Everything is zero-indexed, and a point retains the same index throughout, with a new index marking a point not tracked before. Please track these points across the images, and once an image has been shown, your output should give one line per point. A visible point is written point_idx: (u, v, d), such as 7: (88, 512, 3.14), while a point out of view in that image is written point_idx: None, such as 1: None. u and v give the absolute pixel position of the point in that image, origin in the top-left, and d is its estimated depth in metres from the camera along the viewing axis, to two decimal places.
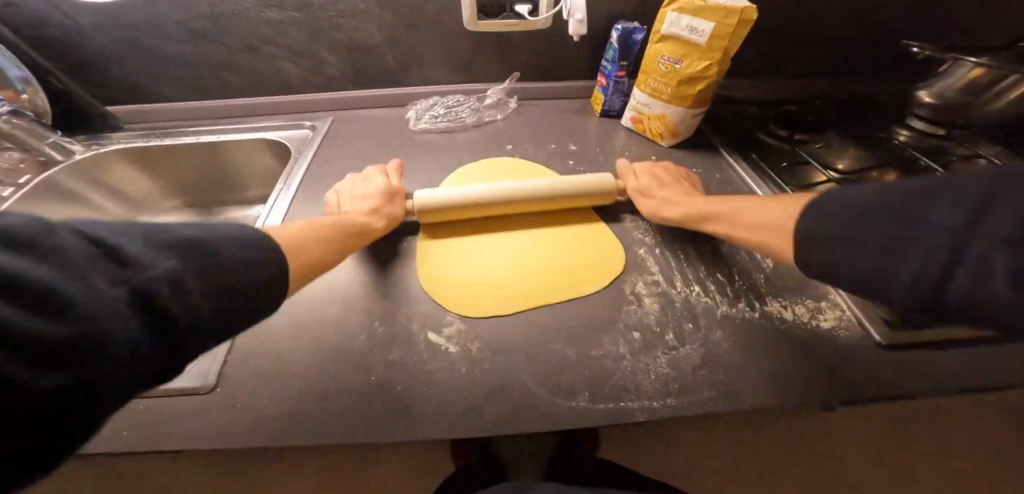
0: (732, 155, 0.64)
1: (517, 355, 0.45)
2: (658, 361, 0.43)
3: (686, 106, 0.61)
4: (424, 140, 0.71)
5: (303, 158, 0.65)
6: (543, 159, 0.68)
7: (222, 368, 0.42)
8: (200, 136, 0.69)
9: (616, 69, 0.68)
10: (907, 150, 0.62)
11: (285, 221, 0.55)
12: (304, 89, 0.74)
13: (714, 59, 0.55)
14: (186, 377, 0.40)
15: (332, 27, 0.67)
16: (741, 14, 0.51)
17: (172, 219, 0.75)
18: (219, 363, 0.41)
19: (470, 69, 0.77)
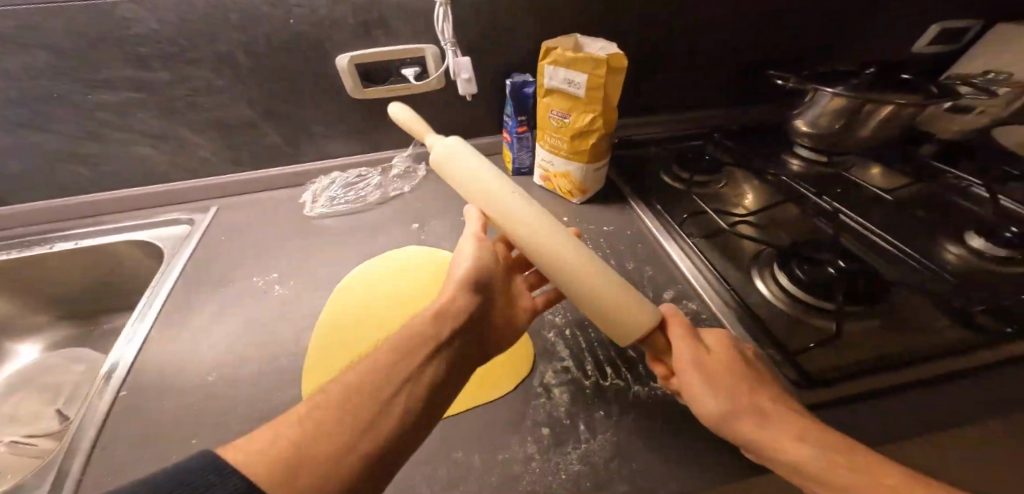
0: (639, 206, 0.63)
1: (406, 482, 0.38)
2: (569, 458, 0.38)
3: (586, 160, 0.59)
4: (322, 226, 0.66)
5: (175, 267, 0.59)
6: (450, 234, 0.66)
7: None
8: (53, 246, 0.61)
9: (516, 125, 0.66)
10: (796, 184, 0.64)
11: (148, 345, 0.49)
12: (179, 175, 0.67)
13: (596, 109, 0.52)
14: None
15: (186, 105, 0.59)
16: (609, 64, 0.48)
17: (40, 340, 0.66)
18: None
19: (369, 137, 0.73)
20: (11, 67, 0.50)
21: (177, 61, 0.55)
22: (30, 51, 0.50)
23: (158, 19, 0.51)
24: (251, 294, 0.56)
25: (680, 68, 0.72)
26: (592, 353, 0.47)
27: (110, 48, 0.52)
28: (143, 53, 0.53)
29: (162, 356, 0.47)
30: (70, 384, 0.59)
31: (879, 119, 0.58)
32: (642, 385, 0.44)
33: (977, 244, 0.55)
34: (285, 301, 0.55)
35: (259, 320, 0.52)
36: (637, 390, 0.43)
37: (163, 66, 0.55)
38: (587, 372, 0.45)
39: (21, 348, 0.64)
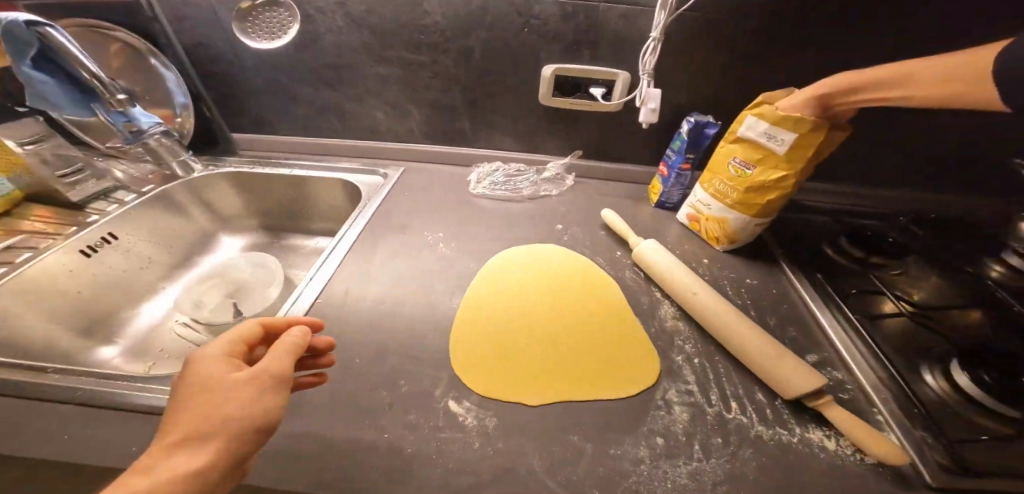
0: (794, 270, 0.60)
1: (531, 442, 0.44)
2: (677, 470, 0.40)
3: (750, 214, 0.59)
4: (479, 204, 0.76)
5: (369, 205, 0.73)
6: (591, 244, 0.68)
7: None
8: (292, 170, 0.80)
9: (680, 161, 0.68)
10: (1007, 291, 0.55)
11: (342, 262, 0.62)
12: (388, 137, 0.84)
13: (794, 169, 0.52)
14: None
15: (424, 86, 0.76)
16: (829, 130, 0.48)
17: (243, 237, 0.86)
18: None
19: (535, 141, 0.82)
20: (338, 41, 0.70)
21: (438, 51, 0.71)
22: (358, 32, 0.69)
23: (442, 17, 0.67)
24: (419, 247, 0.65)
25: (883, 138, 0.66)
26: (716, 387, 0.47)
27: (402, 37, 0.70)
28: (419, 43, 0.70)
29: (347, 277, 0.60)
30: (245, 284, 0.75)
31: None
32: (765, 426, 0.43)
33: None
34: (442, 263, 0.63)
35: (424, 272, 0.61)
36: (761, 430, 0.43)
37: (427, 53, 0.71)
38: (711, 400, 0.46)
39: (226, 239, 0.85)
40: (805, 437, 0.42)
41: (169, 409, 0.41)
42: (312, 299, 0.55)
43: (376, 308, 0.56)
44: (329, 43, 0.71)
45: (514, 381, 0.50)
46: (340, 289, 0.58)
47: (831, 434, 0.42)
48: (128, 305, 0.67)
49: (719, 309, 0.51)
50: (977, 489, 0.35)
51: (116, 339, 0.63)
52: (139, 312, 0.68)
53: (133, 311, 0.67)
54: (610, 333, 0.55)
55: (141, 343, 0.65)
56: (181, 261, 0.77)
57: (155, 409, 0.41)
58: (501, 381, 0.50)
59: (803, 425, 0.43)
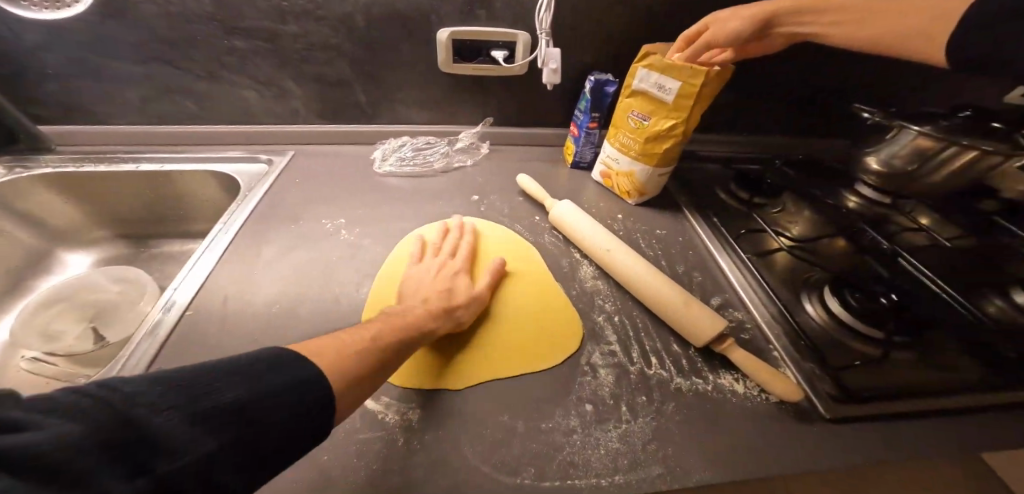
0: (694, 216, 0.64)
1: (461, 427, 0.42)
2: (609, 436, 0.41)
3: (652, 164, 0.61)
4: (386, 185, 0.68)
5: (254, 195, 0.62)
6: (510, 212, 0.67)
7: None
8: (140, 165, 0.64)
9: (587, 121, 0.69)
10: (856, 219, 0.64)
11: (220, 266, 0.52)
12: (266, 119, 0.71)
13: (681, 117, 0.54)
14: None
15: (302, 59, 0.65)
16: (707, 74, 0.50)
17: (93, 253, 0.67)
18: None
19: (442, 111, 0.77)
20: (176, 10, 0.57)
21: (310, 18, 0.61)
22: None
23: None
24: (318, 234, 0.57)
25: (757, 90, 0.73)
26: (639, 346, 0.49)
27: (262, 2, 0.58)
28: (285, 8, 0.59)
29: (227, 283, 0.50)
30: (115, 302, 0.61)
31: (952, 168, 0.58)
32: (683, 378, 0.46)
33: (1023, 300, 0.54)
34: (348, 250, 0.56)
35: (327, 264, 0.54)
36: (679, 382, 0.45)
37: (297, 22, 0.61)
38: (633, 359, 0.48)
39: (71, 257, 0.66)
40: (717, 384, 0.45)
41: None
42: (182, 308, 0.46)
43: (270, 312, 0.47)
44: (163, 11, 0.57)
45: (438, 368, 0.47)
46: (219, 298, 0.48)
47: (739, 377, 0.46)
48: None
49: (634, 266, 0.52)
50: (851, 415, 0.40)
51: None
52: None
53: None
54: (538, 298, 0.54)
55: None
56: (9, 288, 0.59)
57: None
58: (422, 371, 0.46)
59: (715, 372, 0.46)
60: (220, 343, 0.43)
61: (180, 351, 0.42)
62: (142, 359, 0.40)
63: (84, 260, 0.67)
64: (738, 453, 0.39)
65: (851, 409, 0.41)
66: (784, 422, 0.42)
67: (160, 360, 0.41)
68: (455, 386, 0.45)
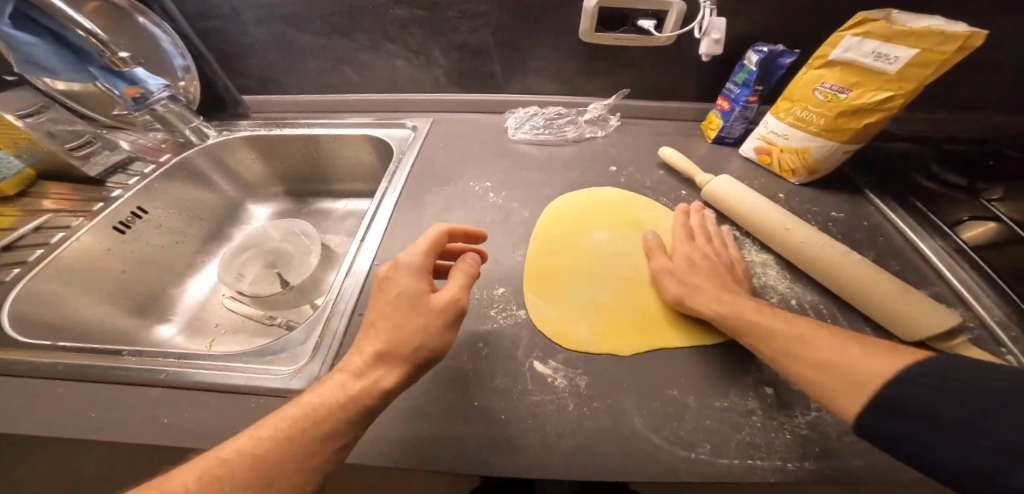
0: (880, 198, 0.55)
1: (629, 394, 0.41)
2: (795, 421, 0.38)
3: (841, 140, 0.51)
4: (522, 151, 0.71)
5: (407, 160, 0.67)
6: (650, 184, 0.64)
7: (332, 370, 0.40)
8: (313, 129, 0.73)
9: (746, 95, 0.61)
10: None
11: (390, 224, 0.57)
12: (411, 87, 0.76)
13: (904, 90, 0.44)
14: (289, 377, 0.39)
15: (451, 27, 0.67)
16: (960, 40, 0.39)
17: (270, 206, 0.80)
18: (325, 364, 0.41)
19: (574, 81, 0.75)
20: None
21: None
22: None
23: None
24: (469, 196, 0.61)
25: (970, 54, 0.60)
26: None
27: None
28: None
29: (400, 237, 0.55)
30: (286, 255, 0.72)
31: None
32: None
33: None
34: (498, 213, 0.59)
35: (481, 225, 0.57)
36: None
37: None
38: None
39: (256, 208, 0.79)
40: None
41: (261, 392, 0.38)
42: (370, 264, 0.51)
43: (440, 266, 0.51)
44: None
45: (598, 331, 0.47)
46: (395, 252, 0.53)
47: None
48: (170, 282, 0.63)
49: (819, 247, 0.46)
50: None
51: (166, 320, 0.60)
52: (186, 290, 0.64)
53: (179, 290, 0.63)
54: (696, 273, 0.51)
55: (190, 323, 0.61)
56: (216, 234, 0.72)
57: (247, 390, 0.38)
58: (588, 335, 0.46)
59: None
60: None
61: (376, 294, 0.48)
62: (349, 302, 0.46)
63: (266, 210, 0.79)
64: None
65: None
66: None
67: (360, 305, 0.47)
68: (623, 351, 0.45)
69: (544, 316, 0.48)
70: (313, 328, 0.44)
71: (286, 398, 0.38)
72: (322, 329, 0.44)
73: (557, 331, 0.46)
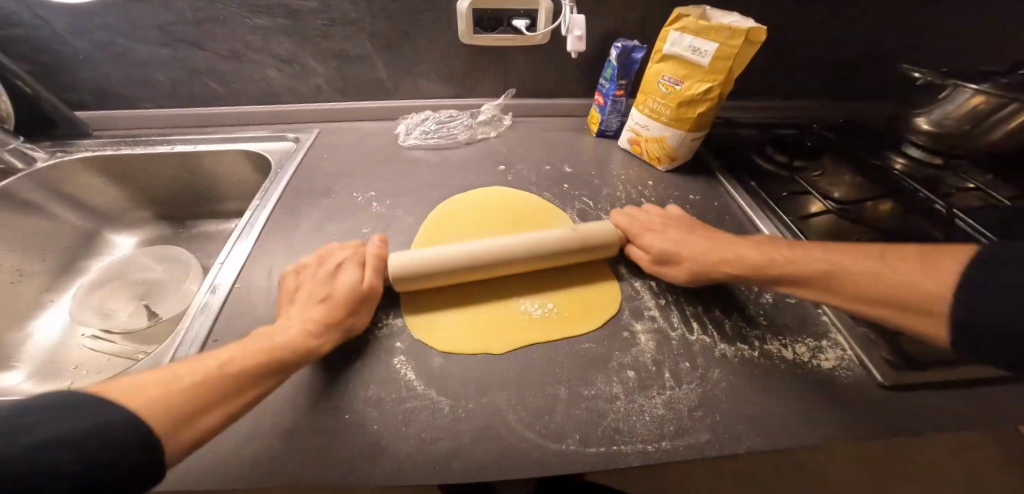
0: (731, 183, 0.61)
1: (504, 394, 0.41)
2: (653, 402, 0.41)
3: (684, 129, 0.58)
4: (413, 157, 0.69)
5: (284, 173, 0.63)
6: (537, 181, 0.66)
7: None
8: (173, 145, 0.66)
9: (614, 88, 0.66)
10: (903, 180, 0.61)
11: (258, 244, 0.52)
12: (290, 97, 0.71)
13: (718, 81, 0.50)
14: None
15: (321, 35, 0.64)
16: (746, 35, 0.46)
17: (136, 234, 0.72)
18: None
19: (464, 83, 0.75)
20: None
21: None
22: None
23: None
24: (352, 207, 0.59)
25: (798, 50, 0.69)
26: (679, 311, 0.48)
27: None
28: None
29: (267, 257, 0.51)
30: (158, 284, 0.64)
31: (1012, 125, 0.54)
32: (729, 344, 0.45)
33: None
34: (381, 223, 0.57)
35: (360, 236, 0.55)
36: (724, 349, 0.45)
37: None
38: (675, 324, 0.47)
39: (118, 238, 0.70)
40: (764, 350, 0.45)
41: None
42: (229, 286, 0.47)
43: None
44: None
45: (476, 331, 0.47)
46: (261, 273, 0.49)
47: (787, 343, 0.45)
48: (8, 327, 0.54)
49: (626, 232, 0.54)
50: (915, 380, 0.41)
51: (9, 368, 0.51)
52: (29, 333, 0.56)
53: (20, 334, 0.55)
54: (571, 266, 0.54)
55: (40, 367, 0.53)
56: (65, 268, 0.63)
57: None
58: (465, 337, 0.46)
59: (762, 339, 0.46)
60: (269, 314, 0.44)
61: (233, 322, 0.44)
62: (200, 329, 0.42)
63: (130, 241, 0.71)
64: (782, 418, 0.39)
65: (911, 376, 0.41)
66: (831, 388, 0.41)
67: (216, 332, 0.42)
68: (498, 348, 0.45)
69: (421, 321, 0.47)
70: (162, 354, 0.40)
71: None
72: (171, 357, 0.40)
73: (432, 338, 0.46)
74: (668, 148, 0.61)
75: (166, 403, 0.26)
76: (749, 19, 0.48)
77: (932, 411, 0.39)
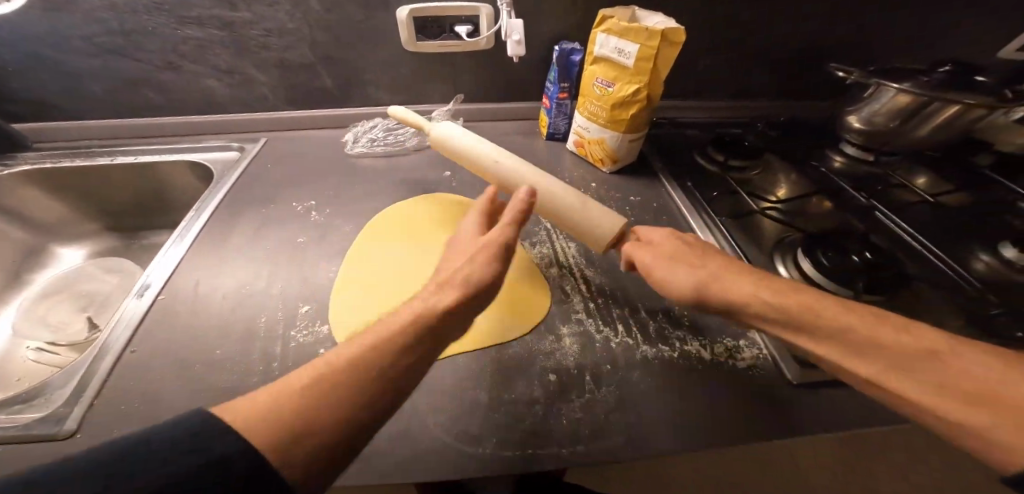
0: (670, 183, 0.62)
1: (424, 400, 0.42)
2: (571, 406, 0.41)
3: (621, 130, 0.58)
4: (360, 164, 0.69)
5: (225, 183, 0.63)
6: (482, 185, 0.66)
7: (85, 411, 0.36)
8: (115, 157, 0.66)
9: (557, 91, 0.66)
10: (835, 178, 0.63)
11: (189, 254, 0.52)
12: (235, 107, 0.71)
13: (644, 82, 0.51)
14: (31, 423, 0.35)
15: (260, 45, 0.64)
16: (663, 35, 0.47)
17: (85, 247, 0.71)
18: (77, 406, 0.36)
19: (412, 89, 0.75)
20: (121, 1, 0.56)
21: (262, 3, 0.60)
22: None
23: None
24: (290, 216, 0.59)
25: (738, 51, 0.70)
26: (605, 314, 0.49)
27: None
28: None
29: (198, 267, 0.51)
30: (106, 295, 0.64)
31: (935, 123, 0.55)
32: (650, 345, 0.46)
33: (1009, 253, 0.51)
34: (319, 230, 0.57)
35: (295, 246, 0.55)
36: (645, 350, 0.46)
37: (249, 7, 0.60)
38: (600, 326, 0.48)
39: (65, 252, 0.70)
40: (683, 351, 0.45)
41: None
42: (156, 296, 0.47)
43: (239, 292, 0.48)
44: (109, 2, 0.56)
45: None
46: (189, 285, 0.49)
47: (706, 343, 0.46)
48: None
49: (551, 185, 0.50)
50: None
51: None
52: None
53: None
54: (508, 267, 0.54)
55: None
56: (9, 282, 0.63)
57: None
58: None
59: (682, 340, 0.46)
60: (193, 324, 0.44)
61: (155, 331, 0.43)
62: (120, 340, 0.42)
63: (79, 253, 0.71)
64: (691, 418, 0.40)
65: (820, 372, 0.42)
66: (743, 387, 0.42)
67: (136, 341, 0.42)
68: None
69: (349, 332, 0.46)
70: (80, 365, 0.40)
71: (25, 444, 0.34)
72: (88, 367, 0.40)
73: (358, 347, 0.45)
74: (609, 150, 0.62)
75: (263, 416, 0.22)
76: (670, 20, 0.49)
77: (840, 405, 0.40)
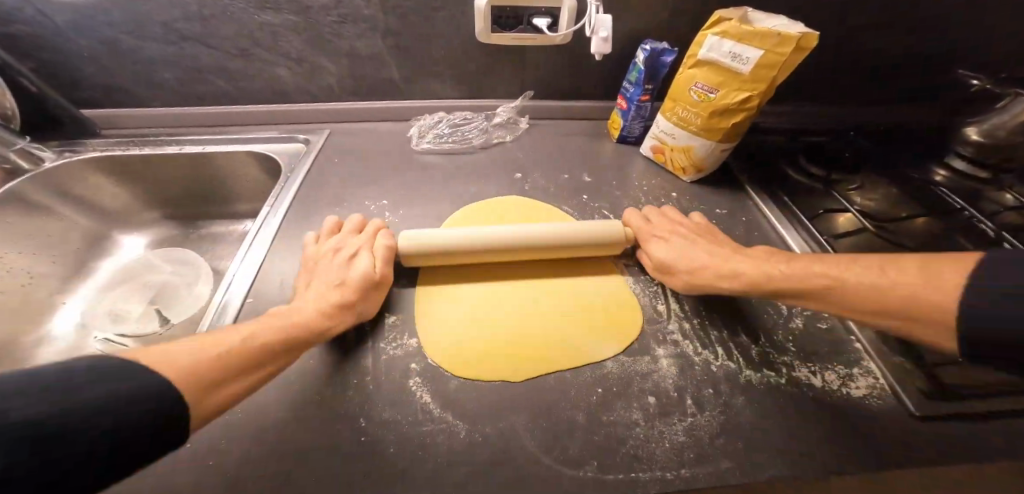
0: (760, 195, 0.59)
1: (521, 420, 0.40)
2: (674, 429, 0.39)
3: (715, 139, 0.54)
4: (426, 161, 0.67)
5: (295, 178, 0.61)
6: (556, 189, 0.63)
7: None
8: (183, 146, 0.64)
9: (639, 93, 0.62)
10: (945, 194, 0.58)
11: (268, 254, 0.51)
12: (299, 97, 0.69)
13: (758, 91, 0.47)
14: None
15: (333, 33, 0.61)
16: (797, 43, 0.43)
17: (147, 235, 0.71)
18: None
19: (478, 84, 0.72)
20: None
21: None
22: None
23: None
24: (363, 216, 0.57)
25: (836, 53, 0.65)
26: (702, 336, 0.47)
27: None
28: None
29: (279, 269, 0.49)
30: (169, 285, 0.62)
31: None
32: (754, 370, 0.44)
33: None
34: (393, 231, 0.55)
35: None
36: (749, 375, 0.43)
37: None
38: (699, 349, 0.46)
39: (127, 239, 0.69)
40: (792, 377, 0.43)
41: None
42: (242, 299, 0.45)
43: None
44: None
45: (495, 357, 0.45)
46: (272, 287, 0.47)
47: (815, 370, 0.44)
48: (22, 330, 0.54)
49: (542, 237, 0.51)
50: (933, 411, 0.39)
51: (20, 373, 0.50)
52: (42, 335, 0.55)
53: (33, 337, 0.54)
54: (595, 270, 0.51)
55: None
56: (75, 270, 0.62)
57: None
58: (485, 362, 0.44)
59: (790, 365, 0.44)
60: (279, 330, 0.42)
61: None
62: None
63: (140, 241, 0.70)
64: (799, 446, 0.38)
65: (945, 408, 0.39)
66: (861, 419, 0.40)
67: None
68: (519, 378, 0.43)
69: (439, 345, 0.45)
70: None
71: None
72: None
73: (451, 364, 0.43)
74: (695, 158, 0.58)
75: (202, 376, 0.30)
76: (797, 24, 0.45)
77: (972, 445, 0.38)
